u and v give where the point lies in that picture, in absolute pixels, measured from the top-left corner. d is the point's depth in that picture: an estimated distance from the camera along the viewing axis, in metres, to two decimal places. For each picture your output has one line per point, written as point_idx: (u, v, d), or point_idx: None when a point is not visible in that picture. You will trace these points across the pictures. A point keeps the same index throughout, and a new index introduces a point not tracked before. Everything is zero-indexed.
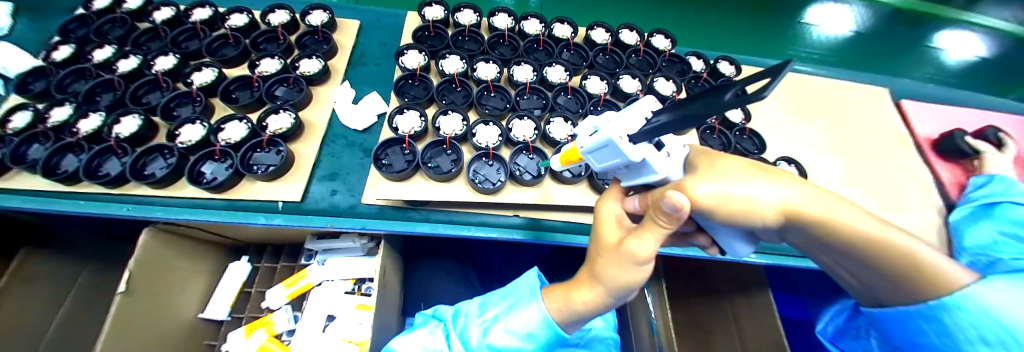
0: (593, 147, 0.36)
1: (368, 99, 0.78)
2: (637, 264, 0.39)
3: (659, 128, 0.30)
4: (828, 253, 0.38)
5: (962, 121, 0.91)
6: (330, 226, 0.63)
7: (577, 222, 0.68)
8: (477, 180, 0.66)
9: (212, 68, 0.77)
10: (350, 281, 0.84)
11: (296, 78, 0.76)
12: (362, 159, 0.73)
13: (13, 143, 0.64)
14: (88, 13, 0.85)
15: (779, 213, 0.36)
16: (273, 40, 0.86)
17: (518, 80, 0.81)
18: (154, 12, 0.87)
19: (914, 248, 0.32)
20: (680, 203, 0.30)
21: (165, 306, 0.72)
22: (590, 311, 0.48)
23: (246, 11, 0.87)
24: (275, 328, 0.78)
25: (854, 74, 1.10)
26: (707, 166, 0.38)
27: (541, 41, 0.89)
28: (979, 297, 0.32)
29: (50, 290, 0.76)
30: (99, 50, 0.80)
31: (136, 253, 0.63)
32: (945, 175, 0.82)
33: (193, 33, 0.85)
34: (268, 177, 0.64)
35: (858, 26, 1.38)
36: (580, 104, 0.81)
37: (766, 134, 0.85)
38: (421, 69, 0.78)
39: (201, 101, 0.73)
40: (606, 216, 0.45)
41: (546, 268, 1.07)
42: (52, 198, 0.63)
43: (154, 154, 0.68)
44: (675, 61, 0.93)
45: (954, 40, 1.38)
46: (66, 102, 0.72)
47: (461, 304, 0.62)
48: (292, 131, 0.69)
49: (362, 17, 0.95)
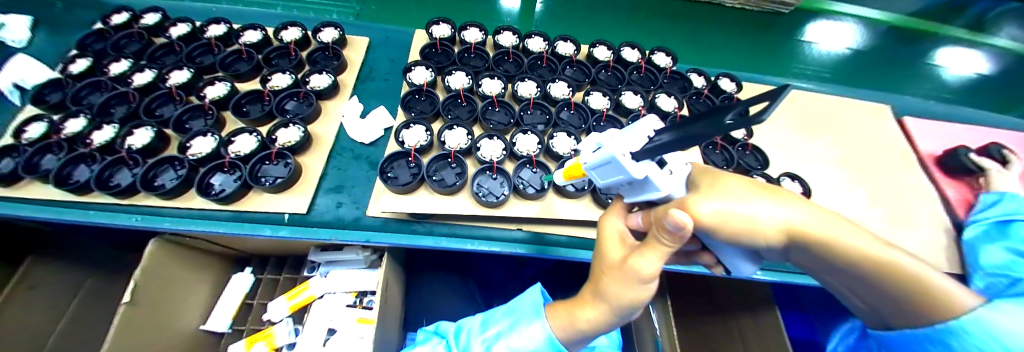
0: (595, 163, 0.37)
1: (376, 114, 0.80)
2: (642, 282, 0.39)
3: (663, 146, 0.31)
4: (833, 273, 0.38)
5: (965, 138, 0.91)
6: (335, 238, 0.64)
7: (579, 237, 0.68)
8: (481, 193, 0.66)
9: (224, 82, 0.80)
10: (352, 294, 0.83)
11: (307, 93, 0.78)
12: (368, 172, 0.74)
13: (26, 153, 0.66)
14: (106, 28, 0.88)
15: (782, 232, 0.36)
16: (285, 55, 0.88)
17: (522, 96, 0.82)
18: (171, 27, 0.90)
19: (921, 271, 0.32)
20: (682, 221, 0.30)
21: (167, 317, 0.72)
22: (594, 330, 0.48)
23: (259, 28, 0.90)
24: (275, 341, 0.77)
25: (854, 91, 1.11)
26: (710, 184, 0.38)
27: (545, 58, 0.91)
28: (988, 322, 0.32)
29: (52, 298, 0.76)
30: (116, 63, 0.83)
31: (142, 264, 0.63)
32: (951, 193, 0.81)
33: (208, 48, 0.88)
34: (275, 189, 0.65)
35: (856, 44, 1.40)
36: (583, 119, 0.82)
37: (768, 150, 0.85)
38: (428, 85, 0.81)
39: (213, 114, 0.75)
40: (609, 232, 0.45)
41: (549, 282, 1.07)
42: (63, 207, 0.64)
43: (164, 166, 0.69)
44: (676, 78, 0.95)
45: (954, 58, 1.40)
46: (81, 114, 0.74)
47: (463, 321, 0.61)
48: (301, 144, 0.71)
49: (371, 34, 0.98)
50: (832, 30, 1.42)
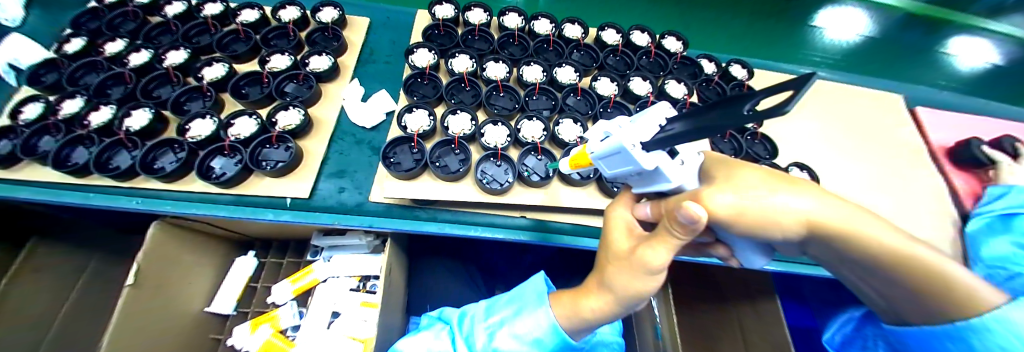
0: (604, 153, 0.36)
1: (378, 97, 0.78)
2: (649, 274, 0.39)
3: (673, 136, 0.29)
4: (847, 265, 0.38)
5: (980, 130, 0.89)
6: (337, 223, 0.63)
7: (584, 225, 0.68)
8: (485, 180, 0.65)
9: (222, 63, 0.78)
10: (356, 277, 0.84)
11: (306, 75, 0.76)
12: (371, 157, 0.73)
13: (24, 134, 0.65)
14: (100, 6, 0.85)
15: (801, 224, 0.35)
16: (284, 36, 0.86)
17: (527, 80, 0.80)
18: (165, 6, 0.87)
19: (943, 264, 0.32)
20: (697, 214, 0.29)
21: (173, 300, 0.73)
22: (600, 319, 0.48)
23: (257, 7, 0.87)
24: (280, 323, 0.79)
25: (866, 79, 1.08)
26: (725, 175, 0.37)
27: (551, 41, 0.89)
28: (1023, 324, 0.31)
29: (57, 279, 0.76)
30: (112, 43, 0.81)
31: (145, 246, 0.63)
32: (960, 184, 0.81)
33: (204, 28, 0.85)
34: (276, 174, 0.65)
35: (870, 30, 1.36)
36: (590, 105, 0.81)
37: (779, 140, 0.84)
38: (431, 68, 0.78)
39: (211, 95, 0.73)
40: (617, 223, 0.44)
41: (551, 269, 1.08)
42: (61, 190, 0.63)
43: (164, 148, 0.68)
44: (687, 64, 0.93)
45: (971, 46, 1.36)
46: (77, 95, 0.72)
47: (467, 307, 0.61)
48: (302, 128, 0.69)
49: (372, 14, 0.95)
50: (854, 18, 1.34)
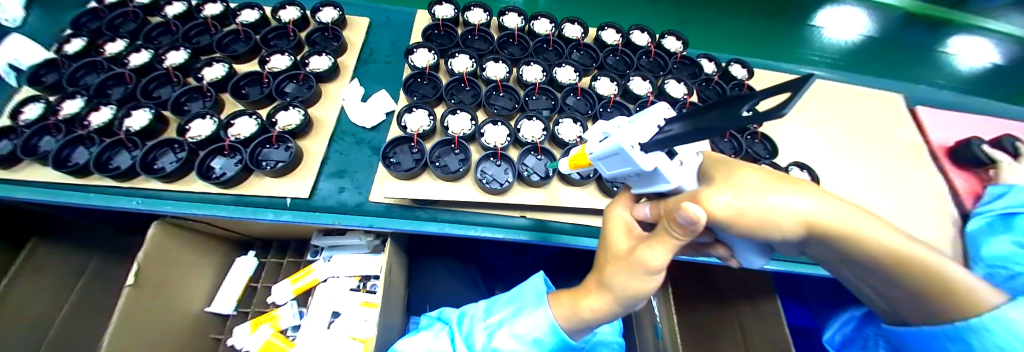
0: (604, 153, 0.35)
1: (378, 97, 0.79)
2: (648, 274, 0.39)
3: (672, 137, 0.29)
4: (847, 265, 0.38)
5: (980, 129, 0.89)
6: (337, 223, 0.63)
7: (584, 224, 0.68)
8: (485, 180, 0.65)
9: (222, 63, 0.78)
10: (356, 277, 0.84)
11: (306, 75, 0.76)
12: (371, 157, 0.73)
13: (24, 135, 0.65)
14: (101, 6, 0.85)
15: (801, 224, 0.35)
16: (284, 36, 0.86)
17: (527, 80, 0.80)
18: (166, 6, 0.87)
19: (942, 265, 0.32)
20: (696, 215, 0.29)
21: (172, 300, 0.73)
22: (599, 319, 0.48)
23: (257, 7, 0.87)
24: (280, 323, 0.79)
25: (866, 78, 1.08)
26: (725, 175, 0.37)
27: (551, 41, 0.89)
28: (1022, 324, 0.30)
29: (58, 279, 0.76)
30: (112, 43, 0.81)
31: (145, 246, 0.63)
32: (960, 183, 0.80)
33: (204, 28, 0.85)
34: (276, 174, 0.65)
35: (870, 30, 1.36)
36: (590, 105, 0.81)
37: (779, 140, 0.84)
38: (431, 68, 0.78)
39: (211, 96, 0.73)
40: (616, 223, 0.44)
41: (551, 269, 1.08)
42: (61, 190, 0.63)
43: (164, 149, 0.68)
44: (687, 63, 0.93)
45: (972, 46, 1.36)
46: (78, 95, 0.72)
47: (467, 307, 0.61)
48: (302, 128, 0.69)
49: (371, 14, 0.95)
50: (854, 18, 1.34)
